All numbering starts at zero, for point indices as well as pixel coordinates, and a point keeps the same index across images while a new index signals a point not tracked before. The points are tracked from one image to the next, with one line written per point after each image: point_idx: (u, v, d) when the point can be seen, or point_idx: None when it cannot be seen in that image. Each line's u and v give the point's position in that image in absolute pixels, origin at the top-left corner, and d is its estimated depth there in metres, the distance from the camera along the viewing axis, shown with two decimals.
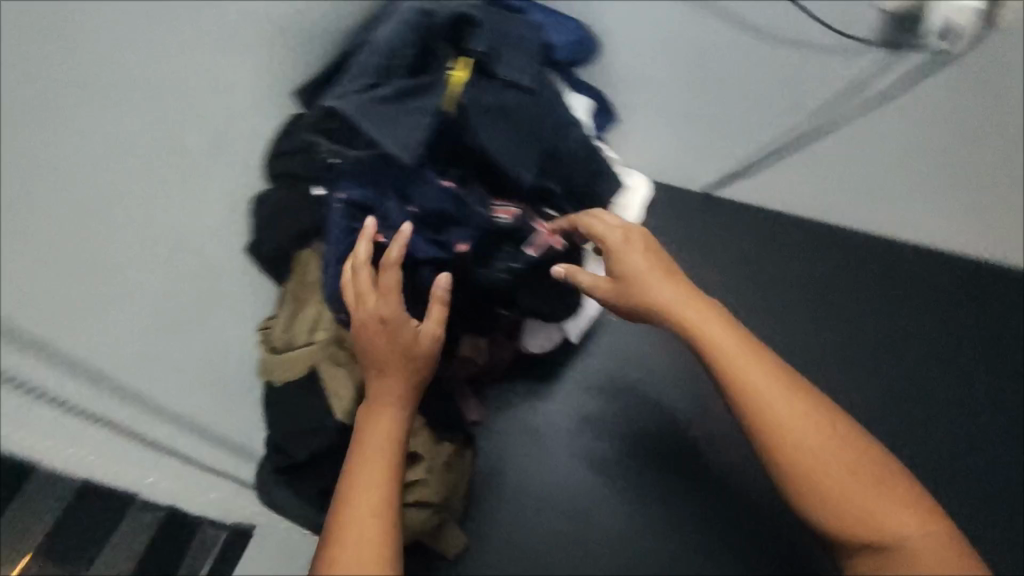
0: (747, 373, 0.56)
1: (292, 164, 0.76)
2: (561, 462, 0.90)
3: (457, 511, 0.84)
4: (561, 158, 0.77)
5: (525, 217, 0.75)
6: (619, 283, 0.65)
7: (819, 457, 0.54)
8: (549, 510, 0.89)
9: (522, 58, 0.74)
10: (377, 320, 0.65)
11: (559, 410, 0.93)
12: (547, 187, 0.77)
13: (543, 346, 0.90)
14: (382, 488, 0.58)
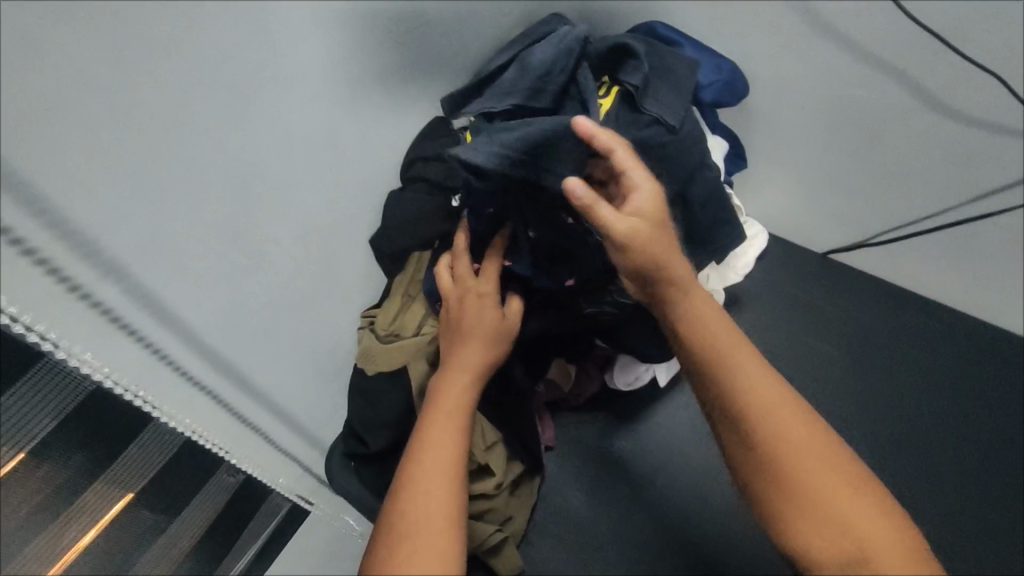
0: (726, 346, 0.59)
1: (427, 172, 0.77)
2: (612, 503, 0.85)
3: (517, 535, 0.82)
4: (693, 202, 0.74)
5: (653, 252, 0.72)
6: (638, 220, 0.60)
7: (770, 419, 0.56)
8: (597, 552, 0.82)
9: (671, 96, 0.70)
10: (475, 294, 0.71)
11: (618, 449, 0.88)
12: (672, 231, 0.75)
13: (631, 386, 0.87)
14: (450, 471, 0.64)
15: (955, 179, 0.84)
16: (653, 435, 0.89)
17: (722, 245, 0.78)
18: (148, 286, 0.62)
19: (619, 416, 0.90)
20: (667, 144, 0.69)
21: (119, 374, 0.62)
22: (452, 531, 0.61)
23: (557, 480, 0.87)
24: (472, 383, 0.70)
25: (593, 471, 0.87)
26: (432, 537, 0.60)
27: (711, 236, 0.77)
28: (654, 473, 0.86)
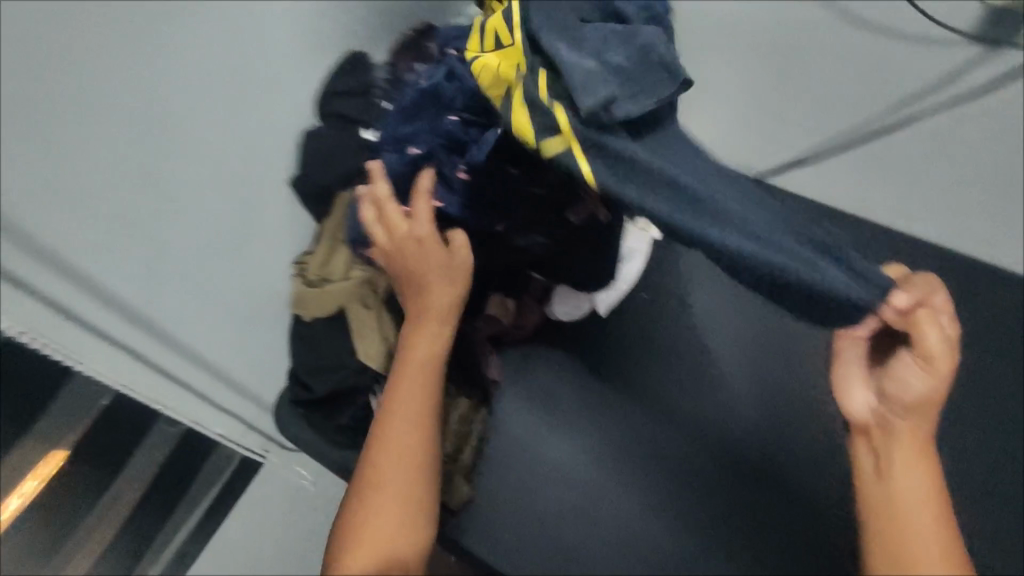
0: (909, 460, 0.52)
1: (344, 107, 0.77)
2: (553, 421, 0.87)
3: (466, 469, 0.83)
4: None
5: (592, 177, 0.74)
6: (925, 369, 0.50)
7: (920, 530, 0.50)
8: (540, 470, 0.85)
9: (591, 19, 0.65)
10: (415, 240, 0.69)
11: (559, 373, 0.89)
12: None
13: (574, 314, 0.89)
14: (419, 425, 0.68)
15: (879, 84, 0.93)
16: (594, 358, 0.90)
17: None
18: (39, 237, 0.60)
19: (560, 342, 0.90)
20: None
21: (25, 328, 0.60)
22: (414, 480, 0.66)
23: (500, 406, 0.88)
24: (432, 327, 0.70)
25: (537, 396, 0.88)
26: (391, 487, 0.65)
27: None
28: (595, 392, 0.88)
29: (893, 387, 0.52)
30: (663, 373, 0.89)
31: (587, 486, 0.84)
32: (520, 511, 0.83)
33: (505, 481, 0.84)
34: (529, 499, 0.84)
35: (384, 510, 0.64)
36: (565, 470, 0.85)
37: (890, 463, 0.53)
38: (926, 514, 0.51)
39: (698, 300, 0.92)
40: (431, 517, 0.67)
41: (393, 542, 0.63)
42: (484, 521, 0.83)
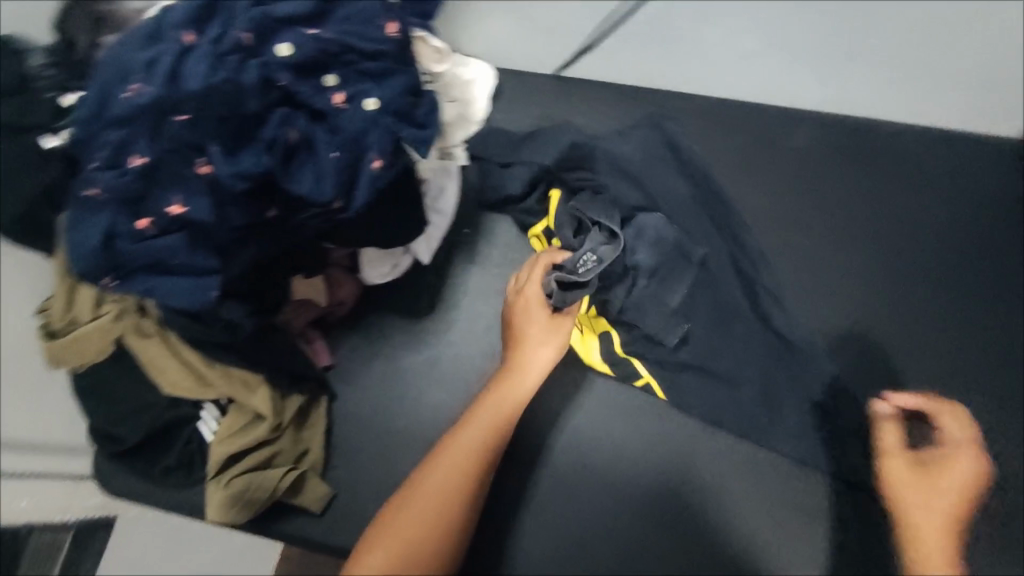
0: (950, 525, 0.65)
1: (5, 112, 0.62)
2: (401, 383, 0.83)
3: (320, 465, 0.79)
4: (378, 51, 0.65)
5: (362, 136, 0.65)
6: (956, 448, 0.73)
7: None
8: (401, 436, 0.81)
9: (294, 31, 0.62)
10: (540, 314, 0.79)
11: (396, 335, 0.85)
12: (367, 88, 0.66)
13: (393, 274, 0.84)
14: (494, 428, 0.71)
15: None
16: (427, 306, 0.86)
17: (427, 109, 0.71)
18: None
19: (388, 302, 0.86)
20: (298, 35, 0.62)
21: None
22: (471, 475, 0.69)
23: (344, 387, 0.83)
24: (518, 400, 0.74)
25: (378, 362, 0.84)
26: (449, 480, 0.68)
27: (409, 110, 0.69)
28: (440, 344, 0.84)
29: (938, 467, 0.70)
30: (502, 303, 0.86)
31: None
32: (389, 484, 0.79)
33: (368, 460, 0.80)
34: (396, 467, 0.80)
35: (438, 486, 0.67)
36: (427, 428, 0.81)
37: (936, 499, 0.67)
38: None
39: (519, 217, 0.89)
40: (467, 527, 0.68)
41: (442, 525, 0.66)
42: (360, 504, 0.78)
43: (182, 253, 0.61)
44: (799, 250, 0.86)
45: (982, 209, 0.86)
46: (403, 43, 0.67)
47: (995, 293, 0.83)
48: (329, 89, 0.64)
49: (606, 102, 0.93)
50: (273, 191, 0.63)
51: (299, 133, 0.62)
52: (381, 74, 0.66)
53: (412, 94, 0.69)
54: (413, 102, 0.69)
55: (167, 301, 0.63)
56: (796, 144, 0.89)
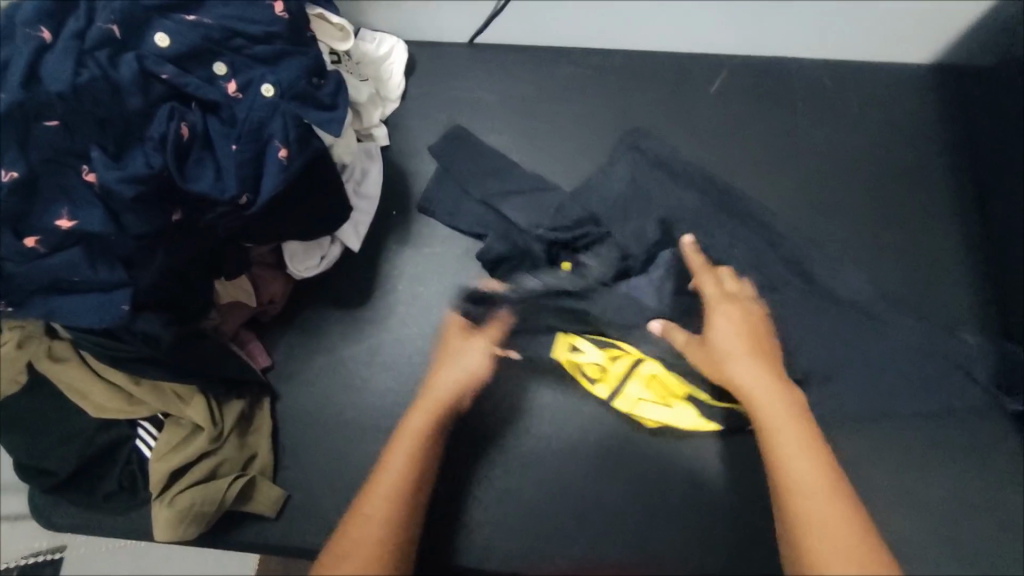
0: (778, 413, 0.66)
1: None
2: (345, 375, 0.81)
3: (269, 469, 0.77)
4: (267, 32, 0.62)
5: (262, 124, 0.62)
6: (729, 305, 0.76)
7: (836, 528, 0.59)
8: (350, 428, 0.79)
9: (170, 26, 0.59)
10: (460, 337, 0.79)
11: (335, 327, 0.82)
12: (261, 74, 0.63)
13: (322, 266, 0.80)
14: (428, 428, 0.71)
15: None
16: (364, 294, 0.83)
17: (334, 86, 0.67)
18: None
19: (323, 294, 0.83)
20: (174, 26, 0.60)
21: None
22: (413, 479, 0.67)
23: (287, 386, 0.81)
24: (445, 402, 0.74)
25: (319, 356, 0.82)
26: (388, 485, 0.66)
27: (313, 88, 0.65)
28: (380, 331, 0.82)
29: (725, 352, 0.72)
30: (439, 281, 0.84)
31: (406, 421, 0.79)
32: (343, 478, 0.77)
33: (319, 457, 0.78)
34: (348, 460, 0.78)
35: (380, 496, 0.65)
36: (376, 417, 0.79)
37: (759, 400, 0.68)
38: (850, 512, 0.60)
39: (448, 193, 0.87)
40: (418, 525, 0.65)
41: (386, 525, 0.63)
42: (316, 502, 0.76)
43: (80, 269, 0.59)
44: (734, 192, 0.85)
45: (901, 132, 0.87)
46: (294, 21, 0.64)
47: (923, 212, 0.84)
48: (220, 79, 0.61)
49: (523, 67, 0.91)
50: (171, 191, 0.60)
51: (190, 128, 0.60)
52: (276, 57, 0.63)
53: (314, 74, 0.65)
54: (317, 82, 0.66)
55: (73, 318, 0.61)
56: (714, 91, 0.88)
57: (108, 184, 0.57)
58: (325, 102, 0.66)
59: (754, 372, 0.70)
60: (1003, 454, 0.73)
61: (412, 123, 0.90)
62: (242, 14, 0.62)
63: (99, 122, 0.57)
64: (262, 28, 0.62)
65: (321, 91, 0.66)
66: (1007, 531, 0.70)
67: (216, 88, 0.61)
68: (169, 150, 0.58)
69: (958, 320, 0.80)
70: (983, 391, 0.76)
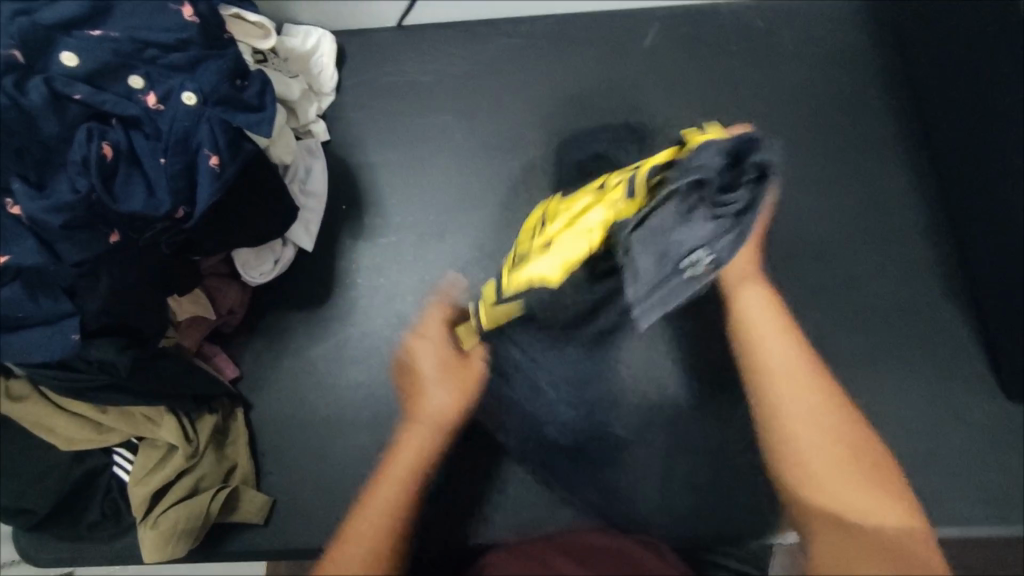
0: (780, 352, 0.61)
1: None
2: (317, 375, 0.81)
3: (251, 477, 0.77)
4: (178, 39, 0.61)
5: (189, 135, 0.61)
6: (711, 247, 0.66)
7: (833, 473, 0.55)
8: (329, 426, 0.79)
9: (74, 42, 0.57)
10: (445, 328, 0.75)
11: (301, 330, 0.82)
12: (180, 82, 0.61)
13: (277, 270, 0.80)
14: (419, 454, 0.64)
15: None
16: (324, 293, 0.83)
17: (259, 87, 0.66)
18: None
19: (283, 299, 0.83)
20: (80, 43, 0.58)
21: None
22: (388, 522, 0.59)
23: (260, 394, 0.80)
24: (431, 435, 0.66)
25: (288, 361, 0.81)
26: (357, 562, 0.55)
27: (235, 92, 0.63)
28: (346, 327, 0.82)
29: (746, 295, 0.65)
30: (399, 271, 0.83)
31: (383, 412, 0.79)
32: (328, 478, 0.77)
33: (302, 459, 0.78)
34: (331, 457, 0.78)
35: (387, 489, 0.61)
36: (353, 412, 0.79)
37: (756, 332, 0.63)
38: (892, 478, 0.55)
39: (397, 179, 0.86)
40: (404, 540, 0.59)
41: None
42: (304, 505, 0.77)
43: (22, 302, 0.59)
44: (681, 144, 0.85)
45: (838, 64, 0.87)
46: (206, 25, 0.62)
47: (869, 141, 0.84)
48: (138, 92, 0.60)
49: (455, 44, 0.89)
50: (104, 215, 0.59)
51: (112, 146, 0.59)
52: (192, 63, 0.62)
53: (235, 76, 0.64)
54: (239, 84, 0.65)
55: (26, 353, 0.60)
56: (648, 46, 0.88)
57: (37, 215, 0.56)
58: (252, 104, 0.65)
59: (764, 311, 0.63)
60: (957, 366, 0.77)
61: (352, 114, 0.88)
62: (150, 24, 0.60)
63: (15, 151, 0.56)
64: (175, 36, 0.61)
65: (245, 95, 0.65)
66: (962, 436, 0.75)
67: (135, 104, 0.60)
68: (94, 172, 0.57)
69: (911, 244, 0.81)
70: (935, 309, 0.79)
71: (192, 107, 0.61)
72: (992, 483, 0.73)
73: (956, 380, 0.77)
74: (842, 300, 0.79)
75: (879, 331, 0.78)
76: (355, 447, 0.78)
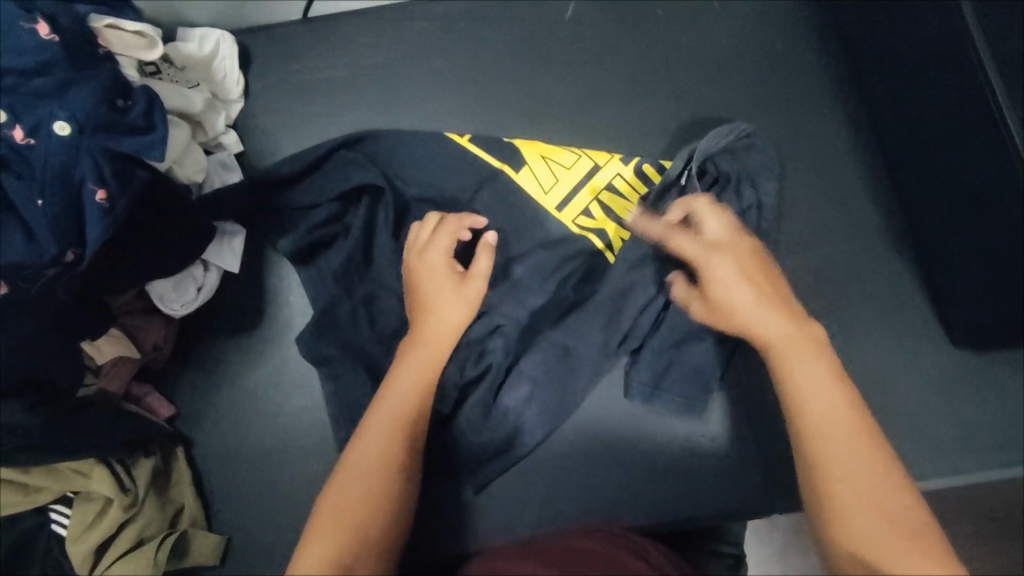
0: (808, 368, 0.55)
1: None
2: (257, 403, 0.76)
3: (201, 517, 0.73)
4: (37, 63, 0.55)
5: (67, 168, 0.55)
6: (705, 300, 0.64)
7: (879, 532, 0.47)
8: (276, 455, 0.75)
9: None
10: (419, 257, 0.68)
11: (235, 357, 0.77)
12: (51, 110, 0.55)
13: (201, 298, 0.74)
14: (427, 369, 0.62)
15: None
16: (255, 315, 0.78)
17: (149, 104, 0.61)
18: None
19: (212, 326, 0.78)
20: None
21: None
22: (412, 420, 0.59)
23: (200, 429, 0.76)
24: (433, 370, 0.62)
25: (224, 392, 0.77)
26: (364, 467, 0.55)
27: (117, 113, 0.58)
28: (283, 350, 0.77)
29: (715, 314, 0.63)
30: None
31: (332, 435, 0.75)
32: (280, 510, 0.74)
33: (251, 493, 0.74)
34: (281, 488, 0.74)
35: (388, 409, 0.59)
36: (300, 438, 0.75)
37: (791, 370, 0.55)
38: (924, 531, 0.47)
39: None
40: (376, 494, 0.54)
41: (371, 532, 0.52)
42: (257, 540, 0.73)
43: None
44: (616, 119, 0.81)
45: (768, 17, 0.83)
46: (69, 42, 0.57)
47: (808, 96, 0.81)
48: (2, 127, 0.53)
49: (367, 33, 0.84)
50: None
51: None
52: (60, 87, 0.55)
53: (117, 95, 0.58)
54: (123, 105, 0.59)
55: None
56: (571, 17, 0.83)
57: None
58: (138, 122, 0.59)
59: (774, 322, 0.58)
60: (912, 321, 0.76)
61: (263, 120, 0.82)
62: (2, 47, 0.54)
63: None
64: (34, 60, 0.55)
65: (130, 114, 0.59)
66: (919, 392, 0.74)
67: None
68: None
69: (855, 200, 0.79)
70: (883, 263, 0.77)
71: (67, 137, 0.55)
72: (952, 437, 0.73)
73: (909, 334, 0.75)
74: (795, 263, 0.77)
75: (833, 292, 0.76)
76: (306, 474, 0.74)
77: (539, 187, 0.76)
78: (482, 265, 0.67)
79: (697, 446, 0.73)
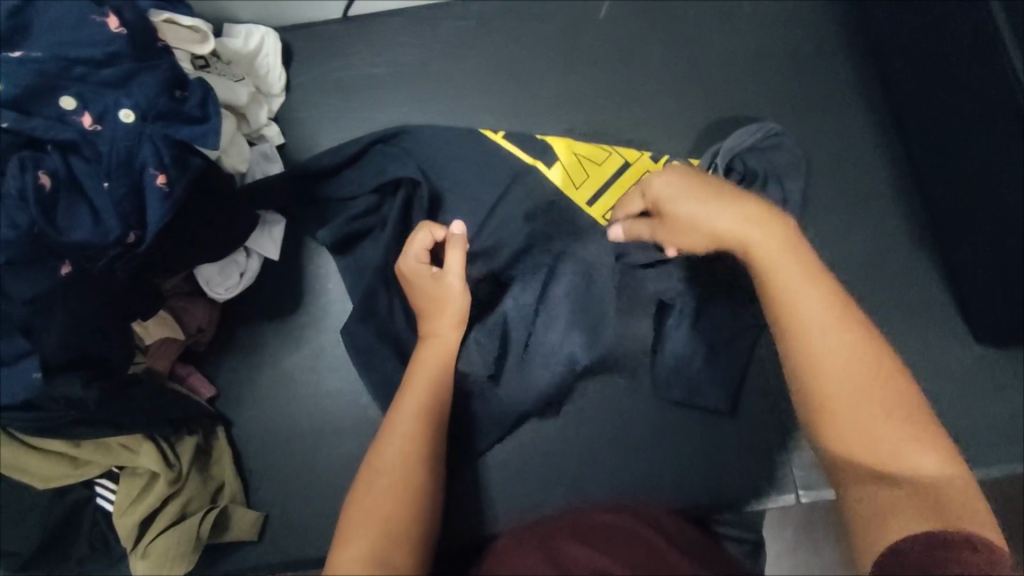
0: (787, 260, 0.51)
1: None
2: (295, 386, 0.79)
3: (240, 494, 0.76)
4: (106, 53, 0.58)
5: (131, 154, 0.58)
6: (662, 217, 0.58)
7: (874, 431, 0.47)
8: (313, 435, 0.78)
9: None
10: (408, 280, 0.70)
11: (275, 342, 0.80)
12: (115, 99, 0.58)
13: (242, 283, 0.77)
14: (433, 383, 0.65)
15: None
16: (294, 302, 0.81)
17: (205, 96, 0.64)
18: None
19: (252, 311, 0.81)
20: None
21: None
22: (426, 425, 0.61)
23: (240, 410, 0.79)
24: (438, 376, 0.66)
25: (263, 375, 0.80)
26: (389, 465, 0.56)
27: (175, 103, 0.61)
28: (321, 335, 0.80)
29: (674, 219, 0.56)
30: None
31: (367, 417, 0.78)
32: (317, 488, 0.77)
33: (289, 471, 0.77)
34: (318, 467, 0.77)
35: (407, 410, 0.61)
36: (336, 420, 0.78)
37: (777, 281, 0.51)
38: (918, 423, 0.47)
39: None
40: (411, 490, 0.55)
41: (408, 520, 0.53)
42: (294, 517, 0.76)
43: None
44: (646, 117, 0.83)
45: (795, 20, 0.86)
46: (134, 35, 0.60)
47: (832, 97, 0.83)
48: (71, 114, 0.57)
49: (405, 32, 0.86)
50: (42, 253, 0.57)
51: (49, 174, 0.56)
52: (125, 77, 0.58)
53: (175, 87, 0.62)
54: (180, 95, 0.62)
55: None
56: (604, 18, 0.86)
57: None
58: (194, 113, 0.62)
59: (736, 220, 0.53)
60: (931, 317, 0.78)
61: (304, 114, 0.85)
62: (75, 39, 0.57)
63: None
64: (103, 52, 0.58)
65: (187, 105, 0.62)
66: (939, 386, 0.76)
67: (69, 129, 0.57)
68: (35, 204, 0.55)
69: (877, 198, 0.81)
70: (905, 260, 0.79)
71: (130, 124, 0.58)
72: (970, 429, 0.75)
73: (929, 329, 0.77)
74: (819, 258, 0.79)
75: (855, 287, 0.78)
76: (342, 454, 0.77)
77: (569, 182, 0.79)
78: (456, 261, 0.68)
79: (722, 434, 0.75)
